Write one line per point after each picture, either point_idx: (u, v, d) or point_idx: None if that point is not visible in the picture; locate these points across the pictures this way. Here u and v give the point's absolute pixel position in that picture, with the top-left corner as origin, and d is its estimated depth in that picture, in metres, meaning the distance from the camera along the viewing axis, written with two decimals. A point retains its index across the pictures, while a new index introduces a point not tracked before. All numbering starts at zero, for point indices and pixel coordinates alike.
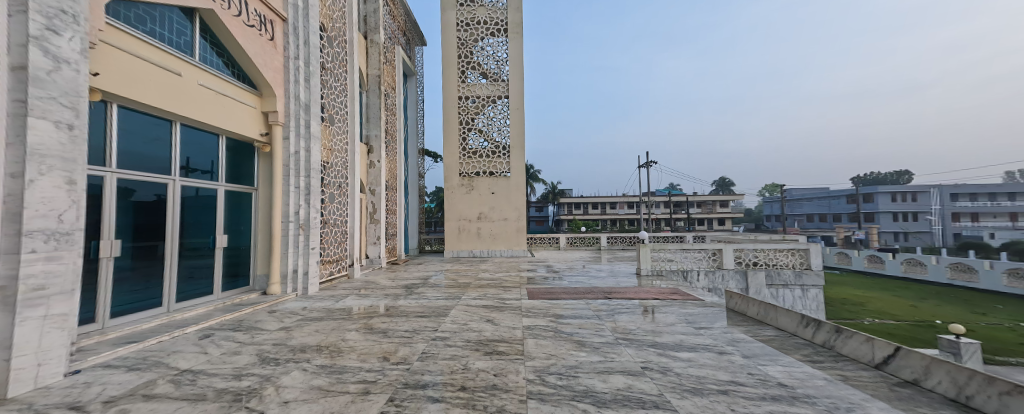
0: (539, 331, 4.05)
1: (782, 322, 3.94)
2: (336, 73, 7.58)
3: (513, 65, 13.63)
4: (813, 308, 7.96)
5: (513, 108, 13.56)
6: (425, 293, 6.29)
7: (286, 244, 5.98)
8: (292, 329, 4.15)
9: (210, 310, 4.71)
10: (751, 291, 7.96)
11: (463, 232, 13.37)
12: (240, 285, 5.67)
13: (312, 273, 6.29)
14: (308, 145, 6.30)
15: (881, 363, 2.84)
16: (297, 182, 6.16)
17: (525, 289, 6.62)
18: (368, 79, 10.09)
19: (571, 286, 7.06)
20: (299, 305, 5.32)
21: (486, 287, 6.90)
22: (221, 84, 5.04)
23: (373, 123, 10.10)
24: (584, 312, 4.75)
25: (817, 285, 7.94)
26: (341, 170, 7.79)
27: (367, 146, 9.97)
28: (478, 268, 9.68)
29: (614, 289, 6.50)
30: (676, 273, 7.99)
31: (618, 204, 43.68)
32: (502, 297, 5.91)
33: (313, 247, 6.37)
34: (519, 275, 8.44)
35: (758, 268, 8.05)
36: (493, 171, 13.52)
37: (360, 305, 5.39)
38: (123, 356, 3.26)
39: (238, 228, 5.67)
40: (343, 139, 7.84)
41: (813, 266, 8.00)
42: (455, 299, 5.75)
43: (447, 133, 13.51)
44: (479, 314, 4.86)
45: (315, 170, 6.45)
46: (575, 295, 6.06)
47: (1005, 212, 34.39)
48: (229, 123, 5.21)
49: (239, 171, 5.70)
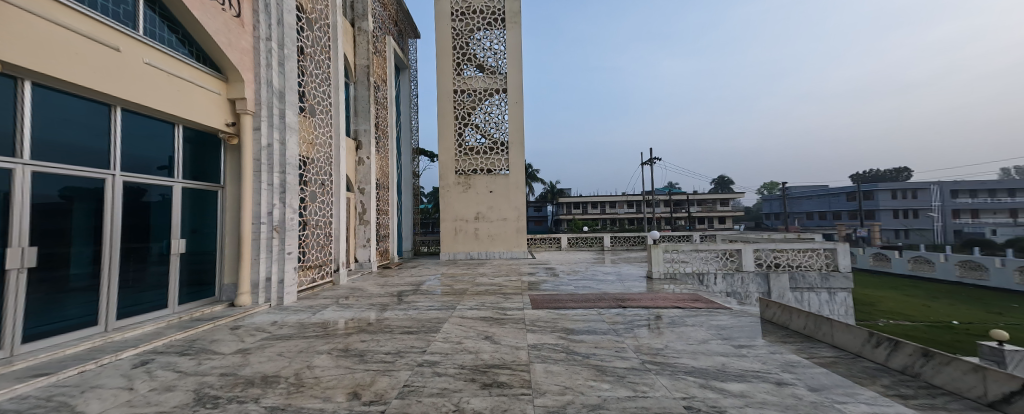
0: (548, 352, 3.36)
1: (842, 338, 3.27)
2: (317, 59, 6.88)
3: (511, 57, 12.97)
4: (842, 314, 7.28)
5: (511, 102, 12.89)
6: (416, 302, 5.60)
7: (258, 248, 5.28)
8: (250, 352, 3.44)
9: (160, 328, 4.01)
10: (773, 295, 7.30)
11: (460, 232, 12.67)
12: (202, 296, 4.97)
13: (288, 281, 5.59)
14: (283, 137, 5.59)
15: (999, 402, 2.17)
16: (271, 179, 5.45)
17: (527, 296, 5.94)
18: (355, 70, 9.41)
19: (578, 292, 6.37)
20: (269, 320, 4.60)
21: (483, 294, 6.21)
22: (175, 66, 4.39)
23: (362, 116, 9.40)
24: (599, 326, 4.06)
25: (846, 288, 7.26)
26: (325, 166, 7.09)
27: (355, 141, 9.29)
28: (475, 272, 8.99)
29: (626, 296, 5.82)
30: (691, 276, 7.37)
31: (618, 203, 42.93)
32: (501, 306, 5.22)
33: (290, 252, 5.66)
34: (519, 279, 7.75)
35: (781, 271, 7.39)
36: (490, 168, 12.85)
37: (340, 318, 4.67)
38: (22, 395, 2.57)
39: (200, 230, 4.96)
40: (326, 132, 7.14)
41: (841, 267, 7.32)
42: (448, 310, 5.05)
43: (443, 129, 12.81)
44: (475, 329, 4.17)
45: (292, 165, 5.75)
46: (584, 303, 5.37)
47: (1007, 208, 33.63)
48: (185, 111, 4.52)
49: (201, 166, 5.01)
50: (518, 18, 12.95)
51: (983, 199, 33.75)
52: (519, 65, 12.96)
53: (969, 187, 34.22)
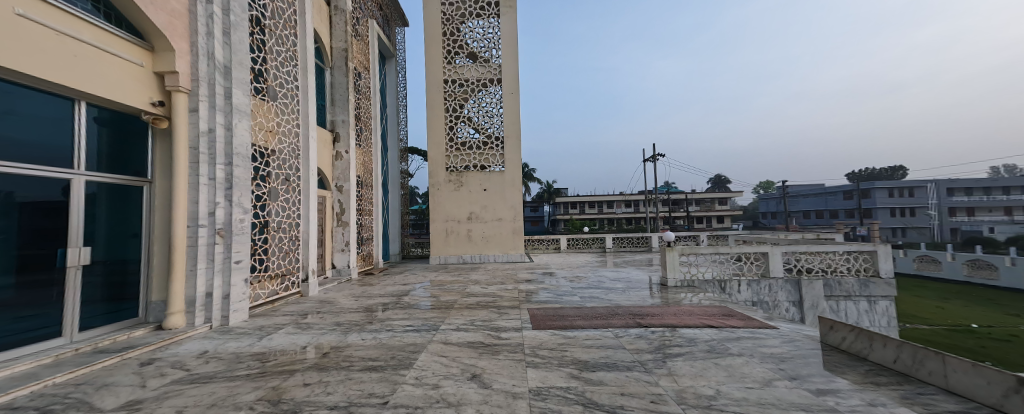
0: (557, 402, 2.42)
1: (964, 383, 2.37)
2: (279, 34, 5.89)
3: (506, 44, 12.04)
4: (883, 325, 6.39)
5: (505, 92, 11.94)
6: (393, 320, 4.63)
7: (195, 257, 4.29)
8: (143, 406, 2.47)
9: (42, 366, 3.02)
10: (806, 305, 6.38)
11: (452, 234, 11.71)
12: (119, 319, 3.96)
13: (236, 296, 4.60)
14: (228, 121, 4.61)
15: None
16: (211, 172, 4.45)
17: (527, 311, 4.99)
18: (332, 53, 8.43)
19: (585, 304, 5.44)
20: (198, 349, 3.61)
21: (474, 308, 5.24)
22: (70, 25, 3.41)
23: (340, 106, 8.42)
24: (620, 359, 3.12)
25: (888, 296, 6.36)
26: (290, 159, 6.10)
27: (332, 133, 8.33)
28: (467, 279, 8.03)
29: (644, 310, 4.89)
30: (711, 284, 6.48)
31: (616, 203, 41.99)
32: (495, 326, 4.28)
33: (239, 261, 4.68)
34: (516, 288, 6.79)
35: (814, 277, 6.47)
36: (484, 164, 11.90)
37: (291, 346, 3.70)
38: None
39: (116, 235, 3.97)
40: (291, 119, 6.15)
41: (882, 272, 6.41)
42: (430, 332, 4.08)
43: (432, 123, 11.82)
44: (459, 362, 3.20)
45: (241, 155, 4.76)
46: (595, 321, 4.43)
47: (1001, 206, 32.66)
48: (87, 82, 3.53)
49: (119, 155, 4.02)
50: (512, 2, 12.02)
51: (980, 196, 33.24)
52: (513, 53, 12.03)
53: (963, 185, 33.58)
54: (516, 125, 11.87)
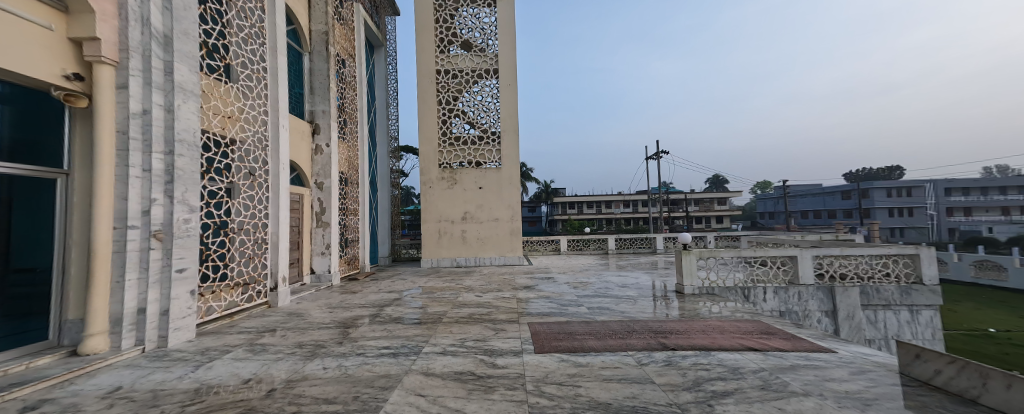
0: None
1: None
2: (242, 6, 5.12)
3: (502, 32, 11.32)
4: (928, 338, 5.67)
5: (502, 83, 11.20)
6: (368, 340, 3.88)
7: (123, 264, 3.52)
8: None
9: None
10: (840, 315, 5.66)
11: (445, 235, 10.94)
12: (22, 343, 3.18)
13: (177, 312, 3.82)
14: (168, 101, 3.84)
15: None
16: (147, 162, 3.69)
17: (528, 326, 4.26)
18: (311, 37, 7.67)
19: (594, 316, 4.70)
20: (108, 385, 2.83)
21: (465, 323, 4.49)
22: None
23: (320, 95, 7.64)
24: (652, 401, 2.37)
25: (933, 305, 5.64)
26: (254, 150, 5.30)
27: (311, 125, 7.56)
28: (460, 286, 7.29)
29: (665, 325, 4.16)
30: (732, 291, 5.77)
31: (614, 204, 41.22)
32: (490, 348, 3.54)
33: (182, 270, 3.90)
34: (514, 297, 6.04)
35: (848, 283, 5.76)
36: (480, 161, 11.15)
37: (230, 380, 2.92)
38: None
39: (19, 240, 3.17)
40: (257, 105, 5.37)
41: (926, 279, 5.69)
42: (409, 357, 3.32)
43: (423, 116, 11.05)
44: (440, 405, 2.44)
45: (186, 143, 3.98)
46: (610, 340, 3.70)
47: (998, 206, 32.19)
48: None
49: (23, 140, 3.23)
50: None
51: (978, 196, 32.87)
52: (510, 41, 11.30)
53: (962, 185, 33.20)
54: (512, 119, 11.13)
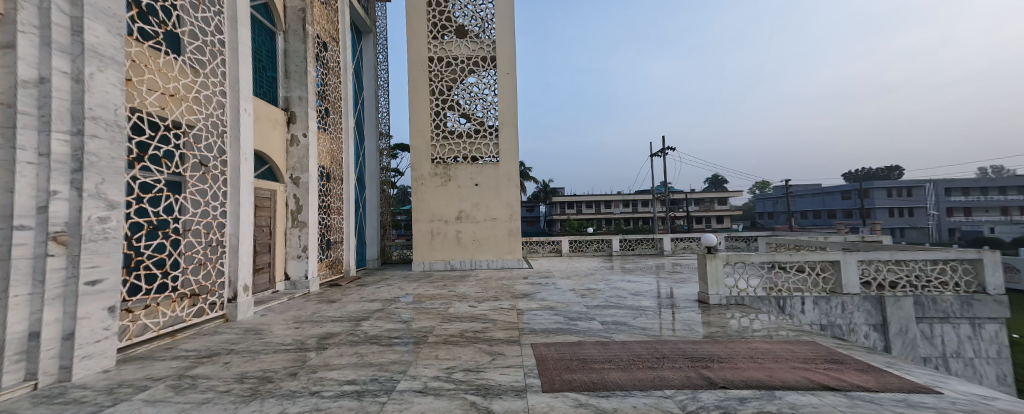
0: None
1: None
2: None
3: (501, 17, 10.54)
4: (992, 356, 4.90)
5: (500, 72, 10.41)
6: (331, 370, 3.08)
7: (7, 276, 2.70)
8: None
9: None
10: (891, 329, 4.91)
11: (439, 236, 10.14)
12: None
13: (88, 335, 3.00)
14: (75, 68, 3.03)
15: None
16: (44, 144, 2.87)
17: (534, 349, 3.47)
18: (286, 14, 6.87)
19: (610, 335, 3.89)
20: None
21: (456, 344, 3.70)
22: None
23: (296, 79, 6.82)
24: None
25: (998, 319, 4.88)
26: (208, 136, 4.48)
27: (286, 113, 6.76)
28: (453, 293, 6.50)
29: (701, 350, 3.36)
30: (766, 301, 4.98)
31: (613, 204, 40.12)
32: (485, 383, 2.74)
33: (95, 282, 3.08)
34: (512, 308, 5.25)
35: (900, 293, 5.00)
36: (476, 156, 10.36)
37: None
38: None
39: None
40: (212, 83, 4.56)
41: (990, 288, 4.94)
42: (376, 399, 2.53)
43: (414, 107, 10.24)
44: None
45: (102, 121, 3.15)
46: (636, 371, 2.91)
47: (998, 206, 31.58)
48: None
49: None
50: None
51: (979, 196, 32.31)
52: (508, 28, 10.51)
53: (963, 184, 32.73)
54: (512, 110, 10.33)
